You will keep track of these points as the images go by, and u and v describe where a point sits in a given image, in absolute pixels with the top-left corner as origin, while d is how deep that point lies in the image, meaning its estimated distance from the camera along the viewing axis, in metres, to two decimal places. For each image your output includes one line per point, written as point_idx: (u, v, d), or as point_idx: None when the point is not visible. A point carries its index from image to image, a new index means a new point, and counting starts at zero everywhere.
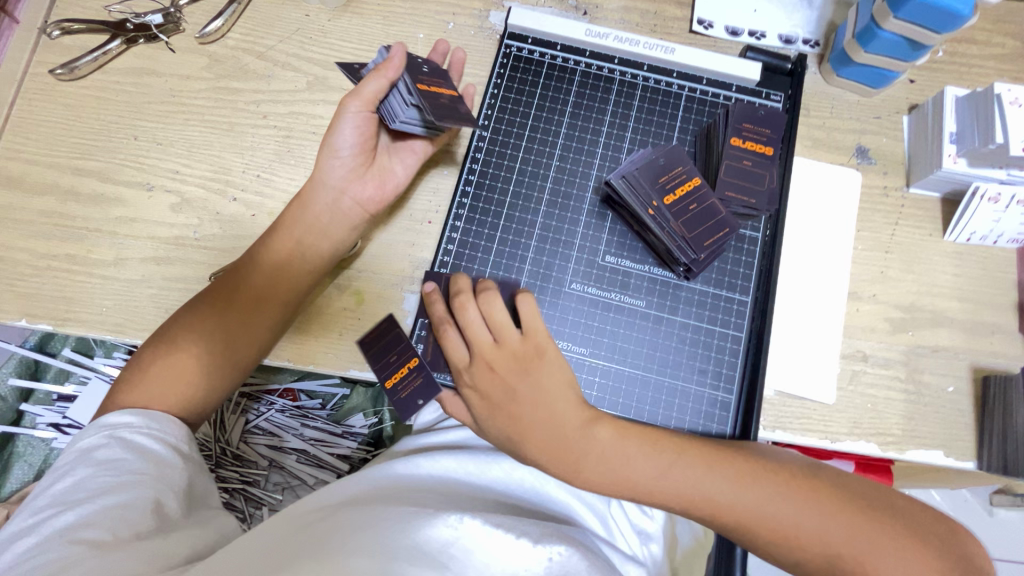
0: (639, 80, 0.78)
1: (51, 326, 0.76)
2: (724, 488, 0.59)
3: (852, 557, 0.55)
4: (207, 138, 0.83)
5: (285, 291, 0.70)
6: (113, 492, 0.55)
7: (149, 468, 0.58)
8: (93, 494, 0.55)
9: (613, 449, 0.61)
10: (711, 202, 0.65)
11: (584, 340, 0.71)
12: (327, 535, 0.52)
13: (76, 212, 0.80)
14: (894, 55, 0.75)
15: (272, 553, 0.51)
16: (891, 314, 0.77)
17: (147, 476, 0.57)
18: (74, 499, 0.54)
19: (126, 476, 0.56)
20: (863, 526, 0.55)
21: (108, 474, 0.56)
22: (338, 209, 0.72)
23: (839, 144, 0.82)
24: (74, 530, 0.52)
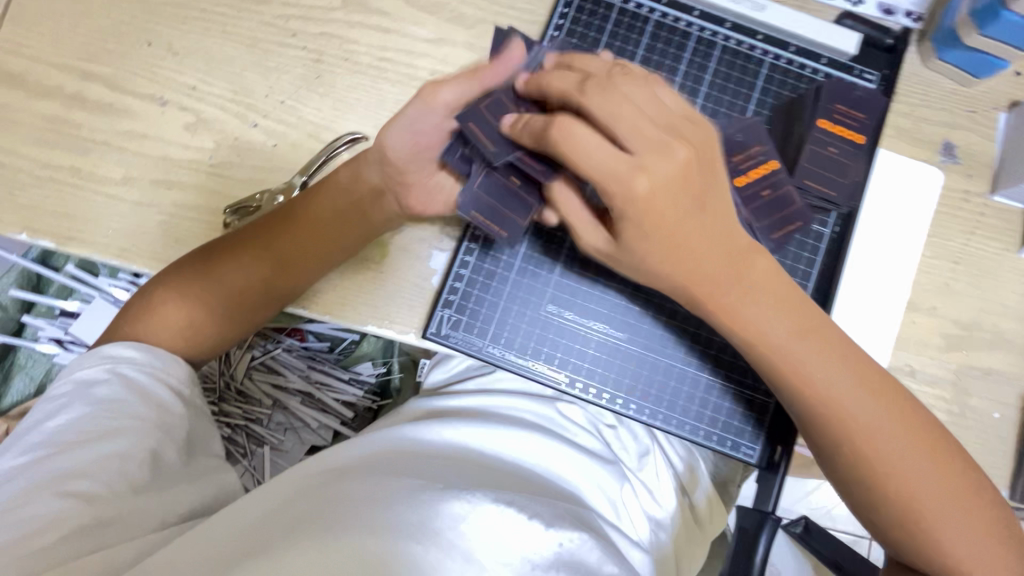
0: (719, 38, 0.68)
1: (52, 243, 0.71)
2: (867, 410, 0.58)
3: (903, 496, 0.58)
4: (228, 52, 0.75)
5: (311, 259, 0.66)
6: (106, 437, 0.52)
7: (148, 413, 0.54)
8: (83, 437, 0.51)
9: (753, 276, 0.56)
10: (787, 190, 0.58)
11: (624, 325, 0.64)
12: (341, 503, 0.49)
13: (82, 121, 0.73)
14: (1010, 42, 0.66)
15: (272, 521, 0.48)
16: (948, 330, 0.72)
17: (146, 422, 0.53)
18: (63, 441, 0.51)
19: (123, 419, 0.53)
20: (932, 473, 0.58)
21: (103, 415, 0.53)
22: (379, 200, 0.66)
23: (925, 137, 0.74)
24: (60, 475, 0.49)
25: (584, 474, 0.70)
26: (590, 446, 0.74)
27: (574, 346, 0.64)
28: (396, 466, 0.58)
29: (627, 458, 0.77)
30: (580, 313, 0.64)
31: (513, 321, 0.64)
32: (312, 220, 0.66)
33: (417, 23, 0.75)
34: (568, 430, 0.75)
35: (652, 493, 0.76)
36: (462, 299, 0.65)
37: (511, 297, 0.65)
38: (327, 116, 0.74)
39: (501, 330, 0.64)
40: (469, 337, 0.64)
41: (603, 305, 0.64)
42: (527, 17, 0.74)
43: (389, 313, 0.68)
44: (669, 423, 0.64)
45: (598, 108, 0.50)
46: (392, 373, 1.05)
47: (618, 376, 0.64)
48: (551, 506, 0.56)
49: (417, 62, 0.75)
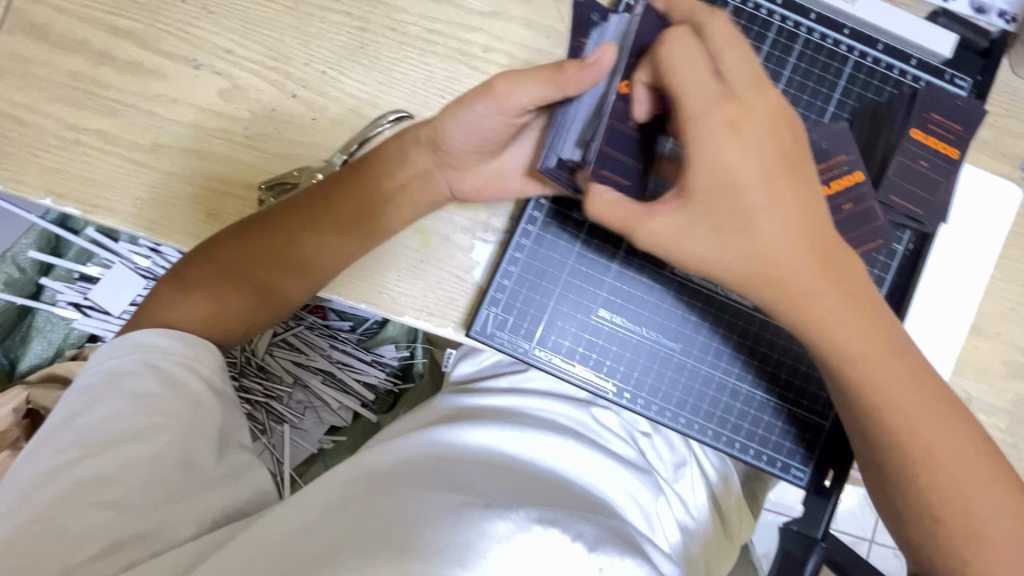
0: (802, 30, 0.62)
1: (77, 210, 0.68)
2: (927, 418, 0.53)
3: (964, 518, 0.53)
4: (267, 14, 0.69)
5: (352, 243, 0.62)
6: (141, 434, 0.49)
7: (181, 410, 0.52)
8: (117, 434, 0.49)
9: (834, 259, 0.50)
10: (870, 206, 0.54)
11: (678, 334, 0.61)
12: (386, 515, 0.47)
13: (110, 81, 0.69)
14: None
15: (312, 536, 0.47)
16: (1010, 357, 0.69)
17: (179, 420, 0.51)
18: (95, 438, 0.48)
19: (156, 415, 0.50)
20: (993, 493, 0.53)
21: (135, 410, 0.50)
22: (428, 182, 0.62)
23: (1007, 150, 0.69)
24: (94, 476, 0.47)
25: (619, 485, 0.69)
26: (625, 455, 0.73)
27: (623, 355, 0.61)
28: (433, 472, 0.56)
29: (662, 468, 0.75)
30: (632, 322, 0.61)
31: (562, 325, 0.61)
32: (352, 199, 0.62)
33: None
34: (604, 438, 0.73)
35: (686, 505, 0.75)
36: (509, 299, 0.61)
37: (561, 299, 0.61)
38: (371, 91, 0.69)
39: (548, 334, 0.61)
40: (515, 338, 0.61)
41: (657, 314, 0.61)
42: None
43: (429, 305, 0.64)
44: (718, 441, 0.61)
45: (677, 52, 0.47)
46: (415, 357, 1.03)
47: (664, 387, 0.61)
48: (592, 525, 0.54)
49: (469, 36, 0.70)
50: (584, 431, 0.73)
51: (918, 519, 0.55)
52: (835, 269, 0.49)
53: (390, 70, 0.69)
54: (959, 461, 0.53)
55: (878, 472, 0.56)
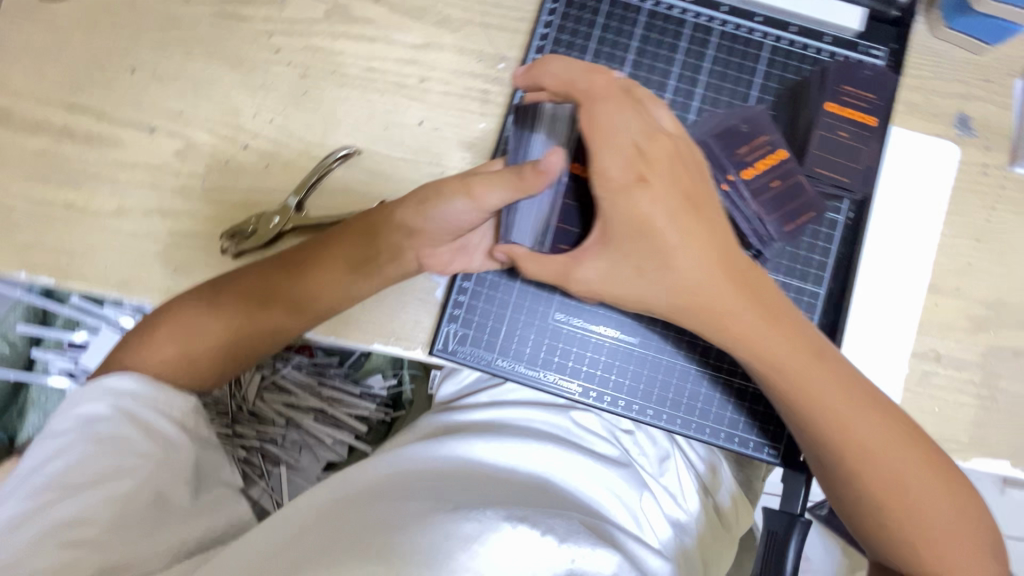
0: (715, 23, 0.66)
1: (50, 280, 0.71)
2: (855, 414, 0.52)
3: (905, 522, 0.53)
4: (214, 74, 0.73)
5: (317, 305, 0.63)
6: (114, 477, 0.51)
7: (153, 452, 0.53)
8: (90, 478, 0.51)
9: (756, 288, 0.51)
10: (796, 180, 0.56)
11: (636, 327, 0.62)
12: (363, 531, 0.49)
13: (72, 155, 0.72)
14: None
15: (282, 555, 0.48)
16: (973, 311, 0.69)
17: (150, 461, 0.53)
18: (68, 483, 0.50)
19: (128, 458, 0.52)
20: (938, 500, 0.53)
21: (107, 455, 0.52)
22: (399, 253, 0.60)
23: (937, 111, 0.71)
24: (67, 521, 0.48)
25: (600, 483, 0.69)
26: (606, 454, 0.73)
27: (585, 354, 0.62)
28: (406, 487, 0.57)
29: (647, 463, 0.75)
30: (589, 321, 0.62)
31: (522, 332, 0.63)
32: (322, 264, 0.62)
33: (403, 30, 0.73)
34: (585, 439, 0.74)
35: (675, 497, 0.75)
36: (468, 312, 0.63)
37: (519, 306, 0.63)
38: (318, 133, 0.72)
39: (513, 343, 0.63)
40: (477, 351, 0.63)
41: (612, 312, 0.62)
42: (514, 15, 0.72)
43: (395, 330, 0.65)
44: (689, 428, 0.62)
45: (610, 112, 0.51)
46: (404, 384, 1.05)
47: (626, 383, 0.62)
48: (562, 518, 0.57)
49: (405, 70, 0.73)
50: (564, 435, 0.73)
51: (860, 517, 0.55)
52: (758, 293, 0.51)
53: (334, 111, 0.72)
54: (891, 449, 0.52)
55: (817, 467, 0.55)
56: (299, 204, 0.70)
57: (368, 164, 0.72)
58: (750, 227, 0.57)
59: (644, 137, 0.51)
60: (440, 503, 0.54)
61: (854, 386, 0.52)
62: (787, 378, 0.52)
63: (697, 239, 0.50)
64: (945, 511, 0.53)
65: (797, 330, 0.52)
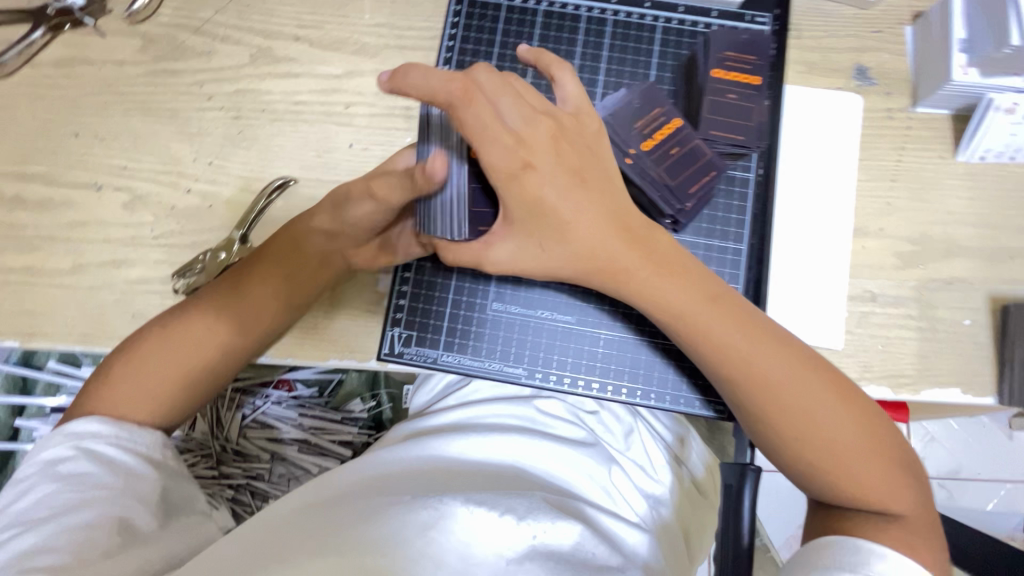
0: (608, 14, 0.71)
1: (16, 342, 0.74)
2: (757, 348, 0.55)
3: (835, 455, 0.54)
4: (152, 127, 0.77)
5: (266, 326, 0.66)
6: (77, 510, 0.53)
7: (115, 482, 0.55)
8: (55, 512, 0.53)
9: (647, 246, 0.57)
10: (694, 144, 0.62)
11: (569, 308, 0.67)
12: (322, 528, 0.51)
13: (26, 222, 0.76)
14: None
15: (243, 558, 0.50)
16: (900, 248, 0.71)
17: (113, 491, 0.54)
18: (35, 518, 0.52)
19: (91, 491, 0.54)
20: (863, 428, 0.54)
21: (71, 492, 0.54)
22: (326, 257, 0.66)
23: (836, 66, 0.74)
24: (33, 556, 0.50)
25: (568, 464, 0.70)
26: (572, 436, 0.74)
27: (525, 338, 0.67)
28: (370, 487, 0.58)
29: (613, 440, 0.78)
30: (524, 306, 0.68)
31: (463, 325, 0.68)
32: (261, 283, 0.65)
33: (324, 62, 0.77)
34: (550, 426, 0.75)
35: (645, 470, 0.77)
36: (410, 314, 0.68)
37: (457, 304, 0.68)
38: (255, 168, 0.76)
39: (459, 338, 0.68)
40: (423, 349, 0.68)
41: (545, 296, 0.67)
42: (426, 33, 0.77)
43: (348, 343, 0.69)
44: (634, 396, 0.65)
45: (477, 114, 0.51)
46: (383, 405, 1.06)
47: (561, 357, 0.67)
48: (525, 498, 0.58)
49: (331, 99, 0.77)
50: (531, 424, 0.74)
51: (790, 460, 0.55)
52: (650, 248, 0.57)
53: (268, 147, 0.76)
54: (802, 380, 0.54)
55: (734, 408, 0.58)
56: (243, 237, 0.73)
57: (306, 190, 0.75)
58: (660, 192, 0.63)
59: (523, 125, 0.54)
60: (401, 497, 0.55)
61: (756, 325, 0.56)
62: (688, 321, 0.56)
63: (587, 206, 0.55)
64: (863, 438, 0.54)
65: (693, 276, 0.57)
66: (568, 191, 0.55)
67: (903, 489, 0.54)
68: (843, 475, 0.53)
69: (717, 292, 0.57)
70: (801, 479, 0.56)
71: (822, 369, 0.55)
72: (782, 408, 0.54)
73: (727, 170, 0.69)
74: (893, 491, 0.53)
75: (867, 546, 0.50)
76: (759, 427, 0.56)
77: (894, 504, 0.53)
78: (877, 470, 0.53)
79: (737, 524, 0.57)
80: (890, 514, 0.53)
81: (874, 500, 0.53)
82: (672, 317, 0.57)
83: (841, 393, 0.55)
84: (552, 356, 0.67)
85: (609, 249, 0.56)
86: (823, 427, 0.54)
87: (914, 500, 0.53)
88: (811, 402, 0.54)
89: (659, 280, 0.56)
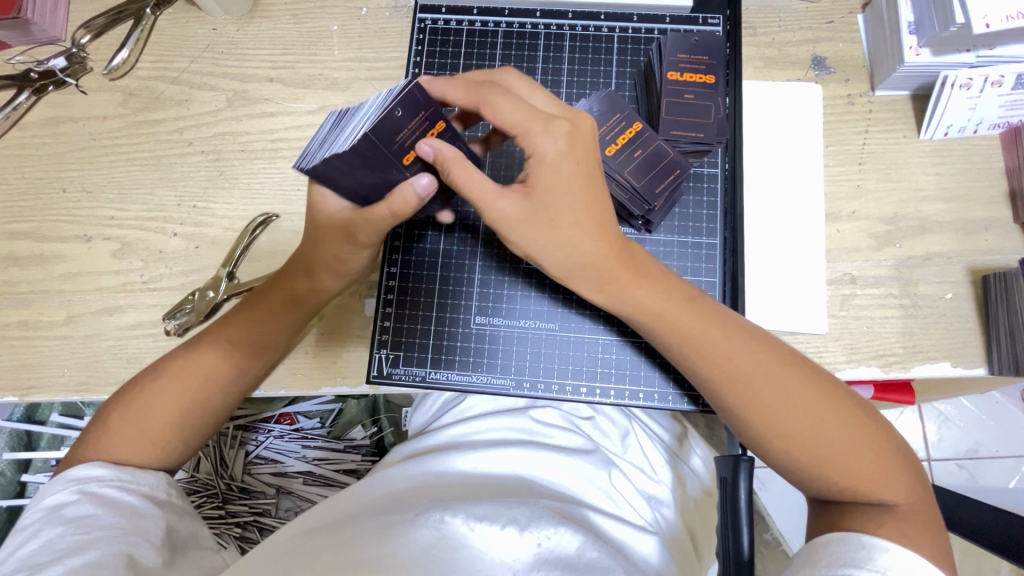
0: (566, 29, 0.74)
1: (16, 396, 0.75)
2: (736, 345, 0.55)
3: (825, 450, 0.53)
4: (136, 176, 0.79)
5: (267, 360, 0.67)
6: (84, 549, 0.52)
7: (121, 521, 0.55)
8: (61, 554, 0.52)
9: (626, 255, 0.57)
10: (656, 145, 0.65)
11: (550, 315, 0.69)
12: (323, 553, 0.51)
13: (20, 278, 0.78)
14: None
15: None
16: (875, 229, 0.72)
17: (118, 529, 0.54)
18: (40, 562, 0.51)
19: (96, 530, 0.54)
20: (851, 424, 0.54)
21: (75, 532, 0.53)
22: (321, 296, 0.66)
23: (793, 58, 0.76)
24: None
25: (568, 472, 0.70)
26: (570, 445, 0.74)
27: (511, 348, 0.69)
28: (371, 509, 0.58)
29: (610, 444, 0.77)
30: (507, 318, 0.69)
31: (451, 343, 0.70)
32: (258, 328, 0.65)
33: (298, 99, 0.80)
34: (546, 435, 0.75)
35: (646, 472, 0.77)
36: (396, 336, 0.70)
37: (441, 322, 0.70)
38: (238, 207, 0.78)
39: (447, 355, 0.69)
40: (412, 368, 0.69)
41: (527, 306, 0.69)
42: (394, 63, 0.79)
43: (340, 369, 0.72)
44: (622, 396, 0.67)
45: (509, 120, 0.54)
46: (383, 429, 1.07)
47: (547, 371, 0.68)
48: (527, 506, 0.58)
49: (307, 134, 0.79)
50: (529, 436, 0.74)
51: (779, 457, 0.55)
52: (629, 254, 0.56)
53: (249, 185, 0.78)
54: (786, 375, 0.54)
55: (719, 409, 0.58)
56: (230, 274, 0.74)
57: (288, 224, 0.77)
58: (628, 194, 0.65)
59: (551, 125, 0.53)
60: (403, 515, 0.55)
61: (735, 328, 0.56)
62: (667, 323, 0.57)
63: (568, 216, 0.53)
64: (852, 430, 0.54)
65: (667, 282, 0.58)
66: (544, 205, 0.54)
67: (897, 481, 0.53)
68: (834, 468, 0.53)
69: (694, 300, 0.58)
70: (789, 473, 0.56)
71: (805, 367, 0.56)
72: (768, 403, 0.54)
73: (692, 168, 0.71)
74: (886, 481, 0.53)
75: (870, 540, 0.49)
76: (744, 426, 0.56)
77: (885, 493, 0.52)
78: (869, 463, 0.53)
79: (734, 516, 0.57)
80: (882, 503, 0.52)
81: (866, 491, 0.53)
82: (652, 319, 0.57)
83: (827, 388, 0.55)
84: (539, 365, 0.69)
85: (592, 257, 0.55)
86: (810, 420, 0.53)
87: (908, 489, 0.53)
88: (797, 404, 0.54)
89: (637, 285, 0.56)
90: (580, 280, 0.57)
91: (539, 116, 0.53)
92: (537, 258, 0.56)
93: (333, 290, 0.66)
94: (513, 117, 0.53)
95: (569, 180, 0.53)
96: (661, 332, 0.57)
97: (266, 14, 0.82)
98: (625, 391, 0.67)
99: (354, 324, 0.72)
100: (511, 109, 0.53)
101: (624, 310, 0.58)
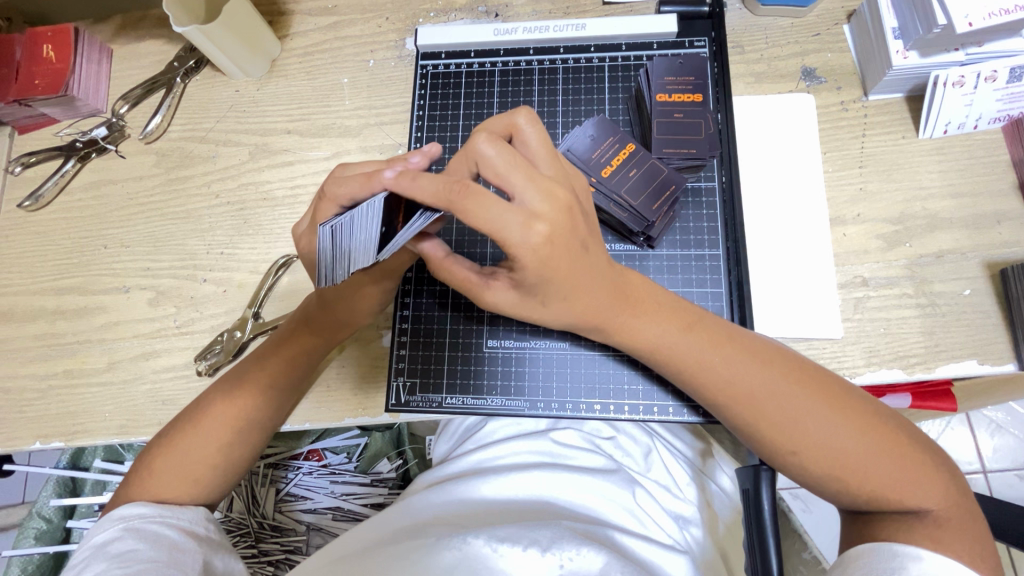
0: (559, 63, 0.79)
1: (62, 441, 0.80)
2: (743, 372, 0.55)
3: (846, 464, 0.52)
4: (169, 230, 0.85)
5: (290, 391, 0.69)
6: None
7: (161, 555, 0.57)
8: None
9: (631, 281, 0.56)
10: (651, 163, 0.67)
11: (562, 335, 0.70)
12: None
13: (66, 329, 0.84)
14: (791, 4, 0.77)
15: None
16: (882, 230, 0.72)
17: (157, 563, 0.56)
18: None
19: (136, 565, 0.56)
20: (874, 439, 0.52)
21: (119, 566, 0.55)
22: (341, 328, 0.68)
23: (783, 72, 0.78)
24: None
25: (592, 493, 0.69)
26: (592, 464, 0.74)
27: (523, 373, 0.70)
28: (398, 535, 0.59)
29: (633, 463, 0.78)
30: (519, 341, 0.71)
31: (466, 372, 0.71)
32: (280, 362, 0.67)
33: (314, 147, 0.85)
34: (569, 457, 0.75)
35: (669, 489, 0.77)
36: (412, 364, 0.72)
37: (455, 348, 0.72)
38: (262, 251, 0.83)
39: (461, 381, 0.71)
40: (427, 397, 0.71)
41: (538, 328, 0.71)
42: (401, 109, 0.84)
43: (361, 401, 0.74)
44: (636, 411, 0.68)
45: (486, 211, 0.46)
46: (408, 461, 1.11)
47: (559, 396, 0.69)
48: (548, 526, 0.58)
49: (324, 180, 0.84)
50: (550, 459, 0.74)
51: (806, 473, 0.54)
52: (626, 287, 0.56)
53: (272, 231, 0.83)
54: (798, 403, 0.53)
55: (733, 430, 0.57)
56: (256, 313, 0.79)
57: None
58: (627, 212, 0.67)
59: (543, 202, 0.48)
60: (427, 538, 0.56)
61: (744, 349, 0.56)
62: (671, 353, 0.57)
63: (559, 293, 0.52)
64: (874, 440, 0.52)
65: (669, 305, 0.58)
66: (530, 292, 0.53)
67: (933, 491, 0.51)
68: (861, 481, 0.52)
69: (702, 321, 0.57)
70: (818, 486, 0.54)
71: (816, 380, 0.54)
72: (780, 425, 0.53)
73: (691, 184, 0.73)
74: (918, 488, 0.51)
75: (901, 549, 0.48)
76: (765, 446, 0.55)
77: (915, 501, 0.51)
78: (899, 477, 0.51)
79: (761, 536, 0.56)
80: (914, 510, 0.51)
81: (895, 499, 0.51)
82: (655, 349, 0.57)
83: (846, 403, 0.53)
84: (551, 386, 0.70)
85: (593, 298, 0.54)
86: (827, 436, 0.52)
87: (941, 493, 0.51)
88: (803, 417, 0.53)
89: (638, 317, 0.57)
90: (589, 320, 0.56)
91: (515, 211, 0.47)
92: (538, 317, 0.56)
93: (357, 323, 0.68)
94: (491, 221, 0.46)
95: (550, 261, 0.49)
96: (667, 363, 0.58)
97: (284, 73, 0.88)
98: (642, 404, 0.67)
99: (375, 355, 0.75)
100: (486, 209, 0.46)
101: (630, 343, 0.58)
